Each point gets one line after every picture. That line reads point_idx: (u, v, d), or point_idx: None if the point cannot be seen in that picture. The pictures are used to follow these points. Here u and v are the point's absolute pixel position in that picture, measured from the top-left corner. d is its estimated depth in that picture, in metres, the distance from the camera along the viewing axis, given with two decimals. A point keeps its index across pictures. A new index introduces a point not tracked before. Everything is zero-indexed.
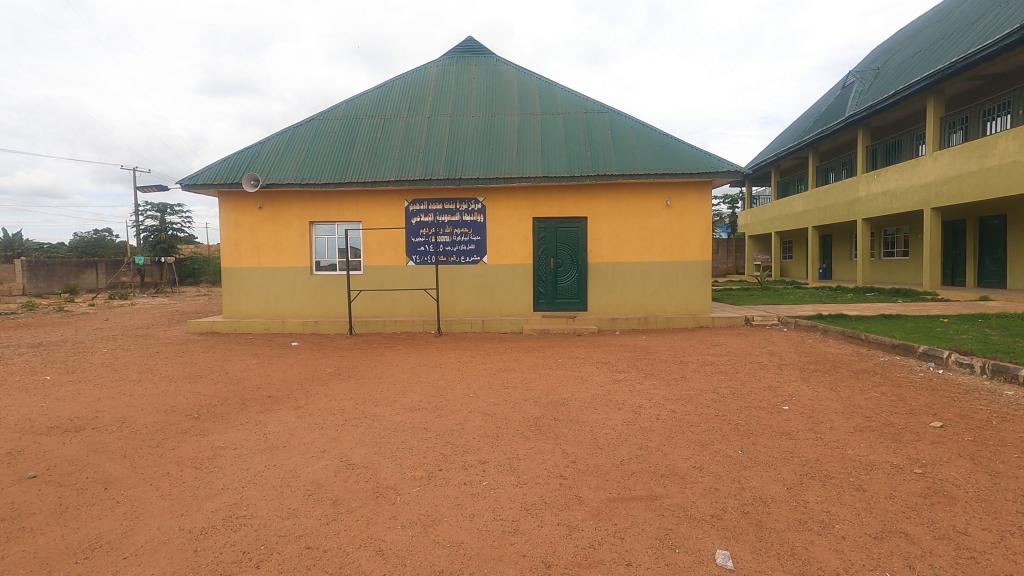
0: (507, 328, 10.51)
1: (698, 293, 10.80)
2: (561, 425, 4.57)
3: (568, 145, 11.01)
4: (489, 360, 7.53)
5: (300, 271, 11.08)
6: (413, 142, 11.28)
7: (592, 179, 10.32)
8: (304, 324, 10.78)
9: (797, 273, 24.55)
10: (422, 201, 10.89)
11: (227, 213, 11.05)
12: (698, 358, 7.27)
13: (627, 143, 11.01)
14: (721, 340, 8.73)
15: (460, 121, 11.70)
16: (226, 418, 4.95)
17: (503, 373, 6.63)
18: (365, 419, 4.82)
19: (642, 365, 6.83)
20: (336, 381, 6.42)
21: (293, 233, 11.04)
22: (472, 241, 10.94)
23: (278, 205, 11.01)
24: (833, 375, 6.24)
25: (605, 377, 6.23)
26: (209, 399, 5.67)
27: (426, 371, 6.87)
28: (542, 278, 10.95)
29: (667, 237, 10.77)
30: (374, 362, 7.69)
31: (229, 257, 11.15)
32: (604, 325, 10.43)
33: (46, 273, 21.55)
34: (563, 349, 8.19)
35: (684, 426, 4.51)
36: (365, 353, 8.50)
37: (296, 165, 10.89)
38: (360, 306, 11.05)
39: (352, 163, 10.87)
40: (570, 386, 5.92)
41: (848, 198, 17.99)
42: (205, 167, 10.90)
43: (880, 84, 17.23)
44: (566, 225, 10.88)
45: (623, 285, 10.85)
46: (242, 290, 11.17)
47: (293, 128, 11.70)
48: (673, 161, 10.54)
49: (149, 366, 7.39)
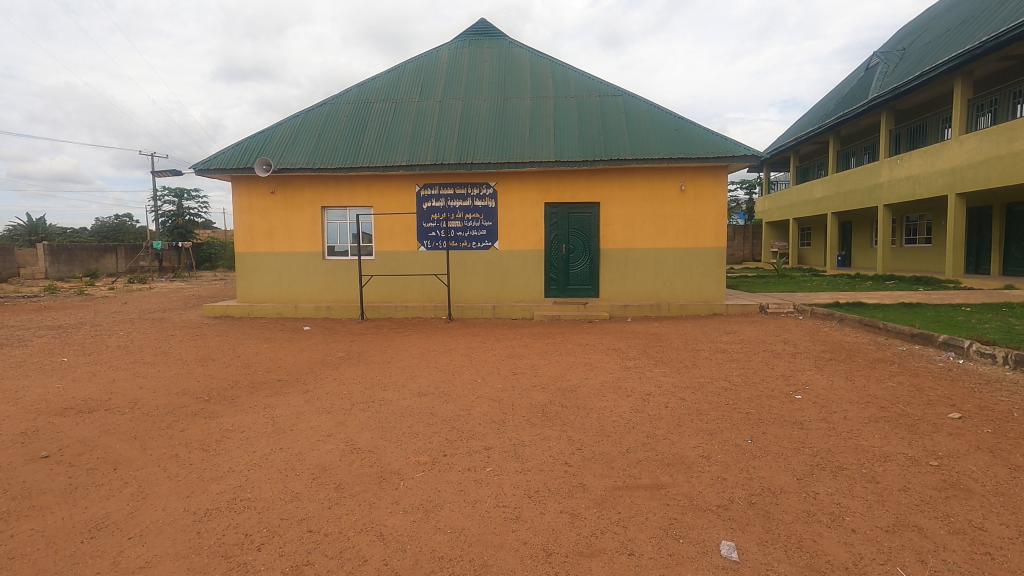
0: (518, 314, 10.46)
1: (712, 280, 10.64)
2: (568, 412, 4.53)
3: (581, 129, 10.85)
4: (499, 345, 7.52)
5: (313, 256, 11.13)
6: (425, 126, 11.20)
7: (605, 164, 10.17)
8: (316, 308, 10.82)
9: (815, 260, 24.12)
10: (433, 186, 10.84)
11: (240, 198, 11.10)
12: (710, 345, 7.17)
13: (641, 126, 10.82)
14: (735, 327, 8.60)
15: (472, 105, 11.58)
16: (236, 401, 5.00)
17: (512, 359, 6.61)
18: (372, 403, 4.84)
19: (653, 352, 6.76)
20: (346, 365, 6.45)
21: (305, 218, 11.07)
22: (484, 227, 10.87)
23: (289, 190, 11.04)
24: (848, 364, 6.11)
25: (615, 364, 6.17)
26: (220, 382, 5.73)
27: (435, 356, 6.87)
28: (554, 264, 10.87)
29: (681, 223, 10.60)
30: (384, 347, 7.71)
31: (242, 241, 11.22)
32: (615, 312, 10.33)
33: (68, 257, 21.69)
34: (574, 335, 8.14)
35: (693, 414, 4.45)
36: (376, 338, 8.54)
37: (308, 149, 10.88)
38: (372, 291, 11.08)
39: (363, 147, 10.83)
40: (579, 372, 5.87)
41: (870, 184, 17.55)
42: (218, 151, 10.94)
43: (905, 65, 16.69)
44: (578, 210, 10.77)
45: (635, 271, 10.72)
46: (255, 275, 11.26)
47: (305, 112, 11.69)
48: (688, 145, 10.34)
49: (163, 349, 7.50)
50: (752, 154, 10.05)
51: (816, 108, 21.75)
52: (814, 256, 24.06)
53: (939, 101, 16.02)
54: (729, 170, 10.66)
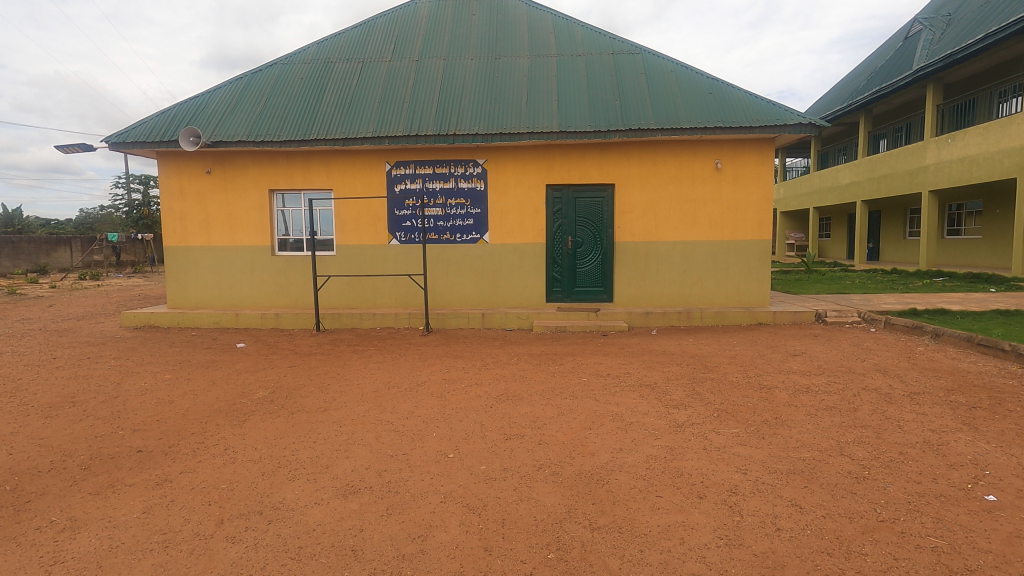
0: (514, 324, 8.41)
1: (754, 281, 8.58)
2: (605, 550, 2.46)
3: (592, 92, 8.73)
4: (486, 377, 5.41)
5: (259, 251, 9.00)
6: (397, 90, 9.05)
7: (622, 136, 8.06)
8: (261, 317, 8.67)
9: (837, 254, 22.11)
10: (407, 165, 8.75)
11: (169, 179, 8.95)
12: (783, 380, 5.08)
13: (666, 90, 8.71)
14: (799, 346, 6.55)
15: (456, 65, 9.44)
16: (24, 512, 2.88)
17: (506, 406, 4.51)
18: (255, 521, 2.75)
19: (708, 394, 4.66)
20: (258, 419, 4.34)
21: (249, 204, 8.95)
22: (471, 214, 8.76)
23: (229, 170, 8.90)
24: (1010, 418, 4.03)
25: (659, 419, 4.09)
26: (39, 458, 3.60)
27: (396, 400, 4.76)
28: (557, 261, 8.80)
29: (714, 210, 8.54)
30: (329, 379, 5.57)
31: (172, 233, 9.08)
32: (635, 321, 8.24)
33: (12, 251, 19.68)
34: (588, 360, 6.01)
35: (839, 558, 2.38)
36: (325, 362, 6.43)
37: (250, 118, 8.71)
38: (332, 295, 8.97)
39: (319, 116, 8.67)
40: (608, 435, 3.80)
41: (910, 167, 15.52)
42: (137, 121, 8.74)
43: (954, 32, 14.67)
44: (588, 193, 8.68)
45: (659, 270, 8.65)
46: (189, 275, 9.14)
47: (252, 74, 9.52)
48: (726, 111, 8.24)
49: (16, 385, 5.36)
50: (808, 124, 7.96)
51: (843, 85, 19.65)
52: (836, 250, 22.13)
53: (995, 72, 14.01)
54: (776, 144, 8.59)
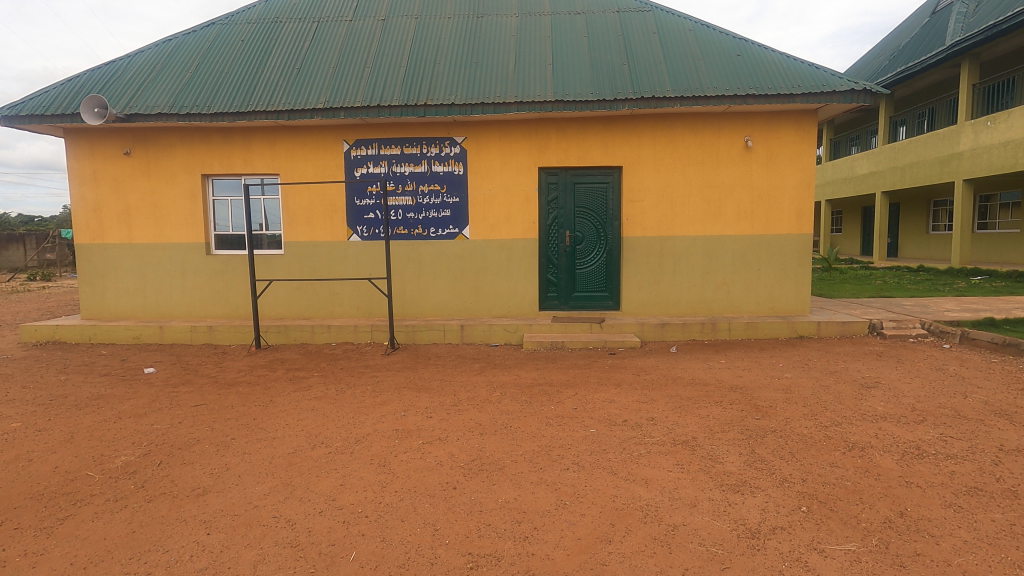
0: (501, 339, 6.86)
1: (791, 284, 7.07)
2: None
3: (594, 55, 7.18)
4: (454, 429, 3.84)
5: (191, 250, 7.41)
6: (357, 52, 7.47)
7: (632, 106, 6.51)
8: (192, 330, 7.09)
9: (850, 249, 20.67)
10: (370, 144, 7.17)
11: (80, 163, 7.33)
12: (877, 435, 3.55)
13: (684, 53, 7.16)
14: (867, 372, 5.04)
15: (429, 24, 7.88)
16: None
17: (476, 487, 2.97)
18: None
19: (780, 465, 3.14)
20: (88, 516, 2.77)
21: (178, 192, 7.34)
22: (447, 204, 7.20)
23: (152, 151, 7.29)
24: None
25: (719, 520, 2.56)
26: None
27: (315, 474, 3.19)
28: (553, 261, 7.27)
29: (744, 198, 7.02)
30: (234, 430, 3.98)
31: (85, 229, 7.46)
32: (648, 334, 6.72)
33: None
34: (595, 397, 4.46)
35: None
36: (248, 397, 4.85)
37: (175, 87, 7.10)
38: (279, 302, 7.41)
39: (260, 83, 7.08)
40: (640, 562, 2.25)
41: (941, 153, 14.06)
42: (36, 91, 7.10)
43: (990, 5, 13.24)
44: (590, 178, 7.14)
45: (676, 270, 7.12)
46: (105, 279, 7.52)
47: (184, 36, 7.92)
48: (760, 75, 6.70)
49: None
50: (861, 90, 6.43)
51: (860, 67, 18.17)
52: (849, 246, 20.70)
53: None
54: (817, 117, 7.06)
